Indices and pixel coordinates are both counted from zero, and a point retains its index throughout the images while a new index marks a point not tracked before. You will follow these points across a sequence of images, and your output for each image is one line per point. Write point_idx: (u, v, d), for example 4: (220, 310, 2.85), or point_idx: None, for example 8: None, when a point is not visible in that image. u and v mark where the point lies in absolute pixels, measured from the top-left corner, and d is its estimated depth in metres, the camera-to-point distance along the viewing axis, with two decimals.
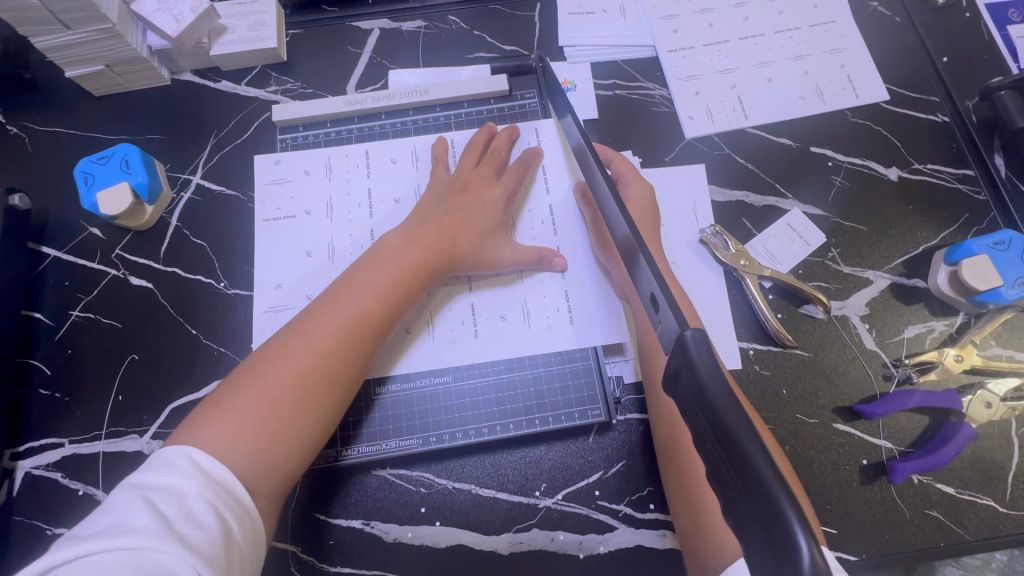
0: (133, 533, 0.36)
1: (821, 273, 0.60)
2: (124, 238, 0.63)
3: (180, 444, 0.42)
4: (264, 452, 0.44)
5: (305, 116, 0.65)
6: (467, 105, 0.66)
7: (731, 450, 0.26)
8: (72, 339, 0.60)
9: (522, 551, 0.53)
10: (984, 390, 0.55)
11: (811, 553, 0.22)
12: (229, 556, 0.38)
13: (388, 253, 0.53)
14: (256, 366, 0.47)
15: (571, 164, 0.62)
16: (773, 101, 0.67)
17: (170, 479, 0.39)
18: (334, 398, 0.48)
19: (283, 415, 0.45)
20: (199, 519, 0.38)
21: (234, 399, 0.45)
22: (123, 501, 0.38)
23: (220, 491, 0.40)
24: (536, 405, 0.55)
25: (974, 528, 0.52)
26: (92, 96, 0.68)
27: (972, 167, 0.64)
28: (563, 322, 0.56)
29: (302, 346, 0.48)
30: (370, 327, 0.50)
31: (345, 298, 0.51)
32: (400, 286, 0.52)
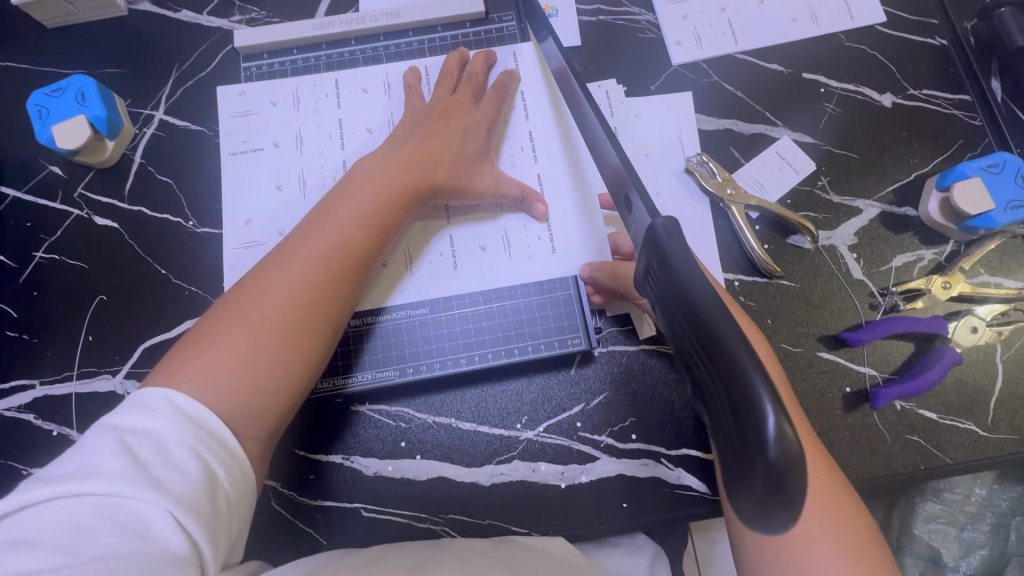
0: (107, 478, 0.33)
1: (810, 203, 0.59)
2: (86, 177, 0.60)
3: (157, 386, 0.39)
4: (248, 386, 0.41)
5: (270, 43, 0.61)
6: (442, 30, 0.62)
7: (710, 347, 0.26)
8: (37, 281, 0.58)
9: (504, 482, 0.52)
10: (970, 315, 0.54)
11: (779, 435, 0.24)
12: (215, 504, 0.36)
13: (368, 182, 0.51)
14: (232, 300, 0.45)
15: (551, 92, 0.59)
16: (764, 25, 0.63)
17: (148, 423, 0.36)
18: (323, 328, 0.46)
19: (265, 347, 0.43)
20: (180, 465, 0.35)
21: (214, 336, 0.42)
22: (98, 443, 0.35)
23: (204, 436, 0.37)
24: (526, 340, 0.54)
25: (955, 452, 0.52)
26: (44, 28, 0.64)
27: (969, 92, 0.62)
28: (543, 248, 0.55)
29: (282, 277, 0.45)
30: (354, 257, 0.48)
31: (323, 227, 0.48)
32: (379, 214, 0.50)
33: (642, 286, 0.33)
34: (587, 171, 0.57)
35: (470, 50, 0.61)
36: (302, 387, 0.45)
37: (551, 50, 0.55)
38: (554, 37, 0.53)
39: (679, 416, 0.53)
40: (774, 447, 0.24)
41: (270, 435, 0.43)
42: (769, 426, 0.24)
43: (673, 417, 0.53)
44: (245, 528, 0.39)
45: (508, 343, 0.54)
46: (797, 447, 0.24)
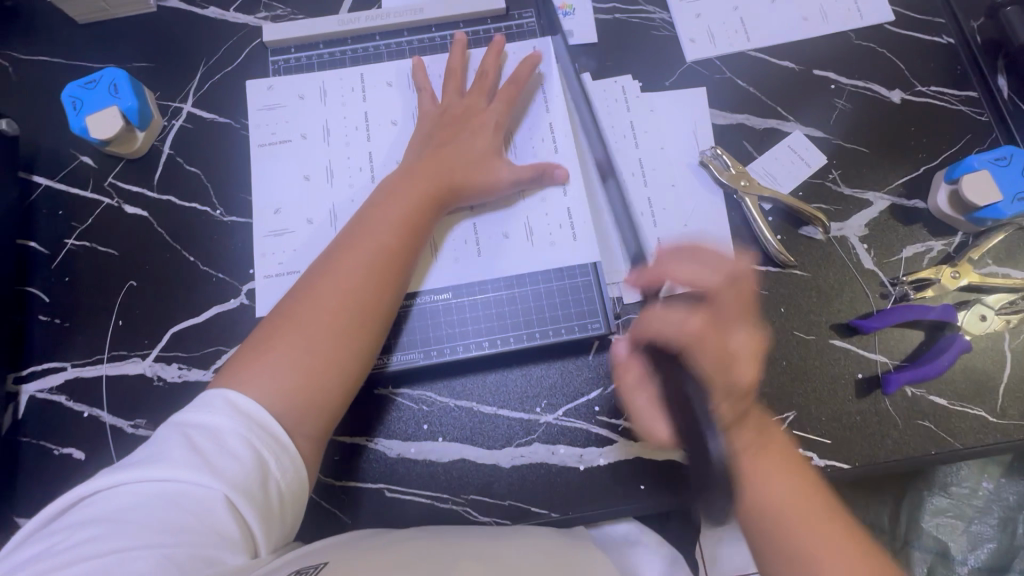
0: (172, 465, 0.37)
1: (821, 195, 0.60)
2: (116, 167, 0.62)
3: (218, 387, 0.42)
4: (310, 387, 0.44)
5: (296, 38, 0.63)
6: (463, 26, 0.64)
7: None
8: (68, 266, 0.59)
9: (524, 464, 0.54)
10: (980, 304, 0.55)
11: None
12: (265, 491, 0.39)
13: (403, 187, 0.53)
14: (287, 308, 0.47)
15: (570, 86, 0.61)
16: (776, 24, 0.65)
17: (206, 417, 0.40)
18: (372, 328, 0.48)
19: (322, 351, 0.45)
20: (233, 453, 0.39)
21: (272, 342, 0.45)
22: (164, 434, 0.39)
23: (255, 428, 0.41)
24: (547, 327, 0.56)
25: (966, 437, 0.54)
26: (77, 23, 0.66)
27: (976, 88, 0.63)
28: (566, 236, 0.57)
29: (331, 282, 0.47)
30: (394, 259, 0.50)
31: (364, 231, 0.50)
32: (413, 217, 0.51)
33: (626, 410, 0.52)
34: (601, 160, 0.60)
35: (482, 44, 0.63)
36: (356, 383, 0.47)
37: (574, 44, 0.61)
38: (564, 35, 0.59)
39: None
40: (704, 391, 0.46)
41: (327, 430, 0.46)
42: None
43: None
44: (296, 511, 0.42)
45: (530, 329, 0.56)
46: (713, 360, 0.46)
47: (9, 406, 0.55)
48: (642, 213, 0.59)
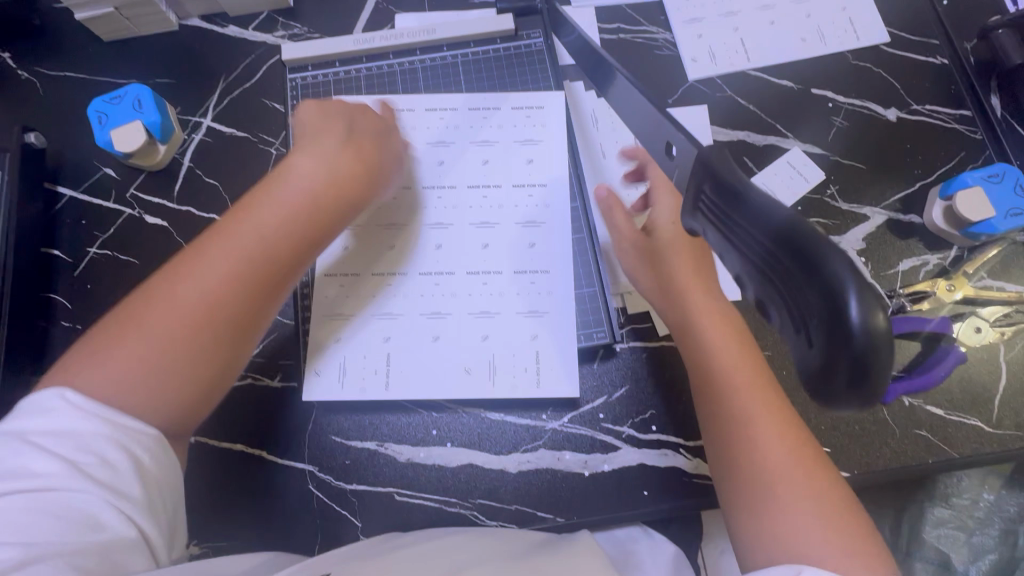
0: (42, 476, 0.36)
1: (820, 210, 0.62)
2: (137, 179, 0.64)
3: (59, 386, 0.40)
4: (160, 383, 0.41)
5: (313, 56, 0.66)
6: (474, 46, 0.67)
7: (801, 247, 0.25)
8: (90, 274, 0.62)
9: (530, 469, 0.55)
10: (975, 316, 0.57)
11: (865, 317, 0.23)
12: (146, 488, 0.39)
13: (296, 179, 0.49)
14: (148, 293, 0.44)
15: (577, 111, 0.66)
16: (775, 44, 0.67)
17: (60, 423, 0.38)
18: (241, 337, 0.45)
19: (174, 346, 0.42)
20: (106, 458, 0.38)
21: (126, 330, 0.42)
22: (9, 449, 0.37)
23: (122, 427, 0.39)
24: (508, 339, 0.57)
25: (963, 446, 0.55)
26: (102, 41, 0.69)
27: (969, 107, 0.66)
28: (523, 246, 0.59)
29: (191, 282, 0.43)
30: (272, 263, 0.46)
31: (240, 227, 0.46)
32: (304, 211, 0.48)
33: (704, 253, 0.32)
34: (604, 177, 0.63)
35: (502, 74, 0.66)
36: (218, 377, 0.44)
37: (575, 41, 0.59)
38: (577, 42, 0.58)
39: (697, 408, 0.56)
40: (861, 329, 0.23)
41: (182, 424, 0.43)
42: (852, 313, 0.23)
43: (692, 408, 0.56)
44: (180, 497, 0.43)
45: (483, 336, 0.57)
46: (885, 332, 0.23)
47: None
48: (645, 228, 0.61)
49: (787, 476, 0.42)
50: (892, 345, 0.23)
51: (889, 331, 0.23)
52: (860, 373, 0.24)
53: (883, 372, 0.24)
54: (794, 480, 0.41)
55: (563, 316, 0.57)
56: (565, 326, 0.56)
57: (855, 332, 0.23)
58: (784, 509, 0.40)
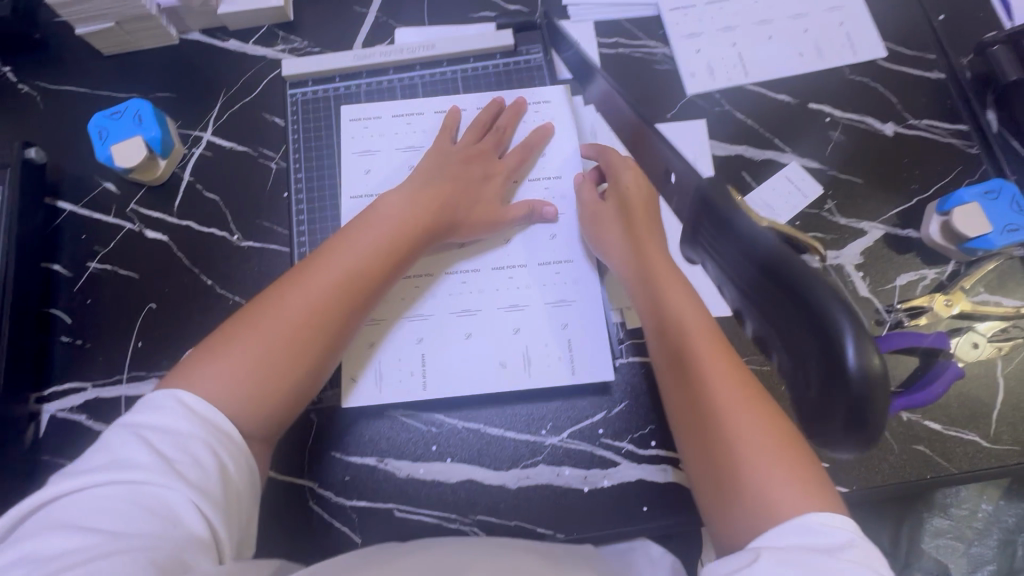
0: (137, 467, 0.38)
1: (817, 224, 0.62)
2: (138, 193, 0.64)
3: (173, 389, 0.44)
4: (263, 392, 0.46)
5: (313, 72, 0.66)
6: (474, 62, 0.67)
7: (786, 274, 0.23)
8: (91, 289, 0.62)
9: (530, 485, 0.55)
10: (971, 331, 0.57)
11: (861, 356, 0.20)
12: (226, 490, 0.41)
13: (389, 212, 0.54)
14: (256, 310, 0.48)
15: (577, 119, 0.66)
16: (772, 59, 0.68)
17: (165, 421, 0.41)
18: (330, 354, 0.50)
19: (279, 359, 0.46)
20: (197, 457, 0.40)
21: (236, 343, 0.46)
22: (120, 441, 0.40)
23: (214, 432, 0.42)
24: (538, 331, 0.58)
25: (961, 462, 0.55)
26: (102, 55, 0.69)
27: (966, 121, 0.66)
28: (544, 237, 0.61)
29: (299, 295, 0.49)
30: (366, 281, 0.51)
31: (342, 249, 0.52)
32: (398, 244, 0.53)
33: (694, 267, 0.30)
34: None
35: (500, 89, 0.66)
36: (307, 390, 0.49)
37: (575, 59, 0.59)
38: (577, 55, 0.58)
39: None
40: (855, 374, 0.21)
41: (268, 434, 0.47)
42: (847, 350, 0.21)
43: None
44: (248, 515, 0.44)
45: (514, 328, 0.58)
46: (883, 378, 0.21)
47: (30, 426, 0.57)
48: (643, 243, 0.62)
49: (755, 449, 0.39)
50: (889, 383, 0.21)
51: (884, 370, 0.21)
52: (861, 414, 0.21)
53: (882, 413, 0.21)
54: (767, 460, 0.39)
55: (589, 306, 0.58)
56: (593, 314, 0.58)
57: (850, 371, 0.21)
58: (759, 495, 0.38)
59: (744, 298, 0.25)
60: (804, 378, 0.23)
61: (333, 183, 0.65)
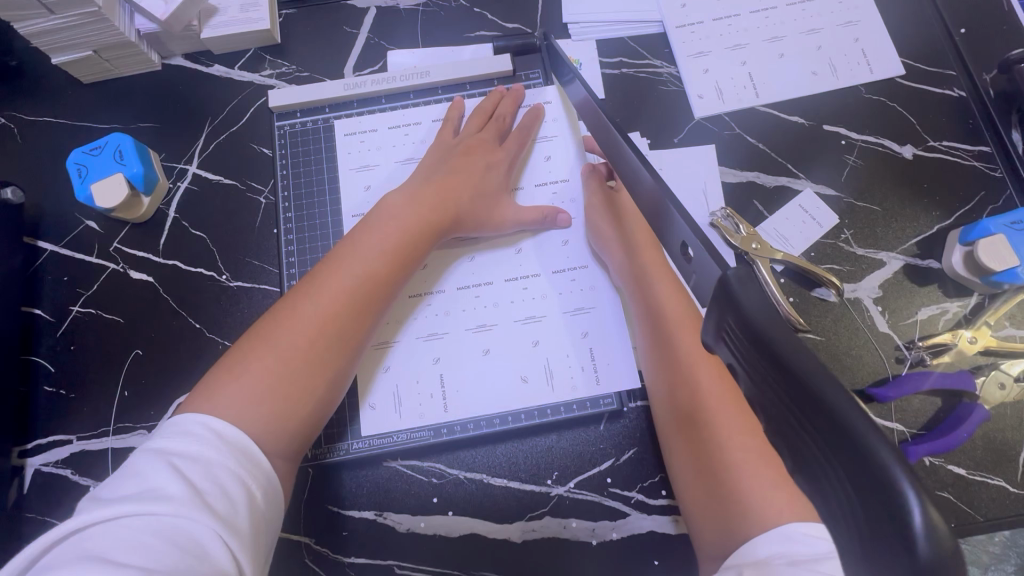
0: (166, 498, 0.35)
1: (833, 255, 0.60)
2: (122, 231, 0.62)
3: (192, 414, 0.40)
4: (282, 416, 0.43)
5: (302, 102, 0.63)
6: (470, 88, 0.64)
7: (830, 407, 0.20)
8: (74, 335, 0.59)
9: (536, 538, 0.53)
10: (998, 370, 0.54)
11: (928, 527, 0.17)
12: (255, 527, 0.37)
13: (394, 211, 0.51)
14: (263, 330, 0.46)
15: (574, 132, 0.61)
16: (784, 78, 0.65)
17: (194, 448, 0.38)
18: (348, 364, 0.47)
19: (296, 379, 0.44)
20: (227, 489, 0.37)
21: (245, 366, 0.43)
22: (148, 467, 0.36)
23: (246, 462, 0.39)
24: (558, 340, 0.56)
25: (986, 508, 0.53)
26: (82, 84, 0.66)
27: (988, 143, 0.63)
28: (556, 243, 0.58)
29: (312, 307, 0.46)
30: (382, 286, 0.49)
31: (350, 257, 0.49)
32: (406, 245, 0.50)
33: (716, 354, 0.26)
34: None
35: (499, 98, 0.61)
36: (326, 406, 0.46)
37: (575, 88, 0.55)
38: (576, 74, 0.54)
39: None
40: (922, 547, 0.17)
41: (291, 461, 0.44)
42: (914, 518, 0.17)
43: None
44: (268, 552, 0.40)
45: (533, 341, 0.56)
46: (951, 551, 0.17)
47: (13, 482, 0.54)
48: None
49: (753, 474, 0.41)
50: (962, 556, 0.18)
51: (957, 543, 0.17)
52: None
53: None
54: (757, 468, 0.41)
55: (609, 313, 0.56)
56: (614, 323, 0.56)
57: (918, 551, 0.17)
58: (753, 506, 0.39)
59: (775, 416, 0.22)
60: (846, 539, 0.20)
61: (324, 218, 0.61)
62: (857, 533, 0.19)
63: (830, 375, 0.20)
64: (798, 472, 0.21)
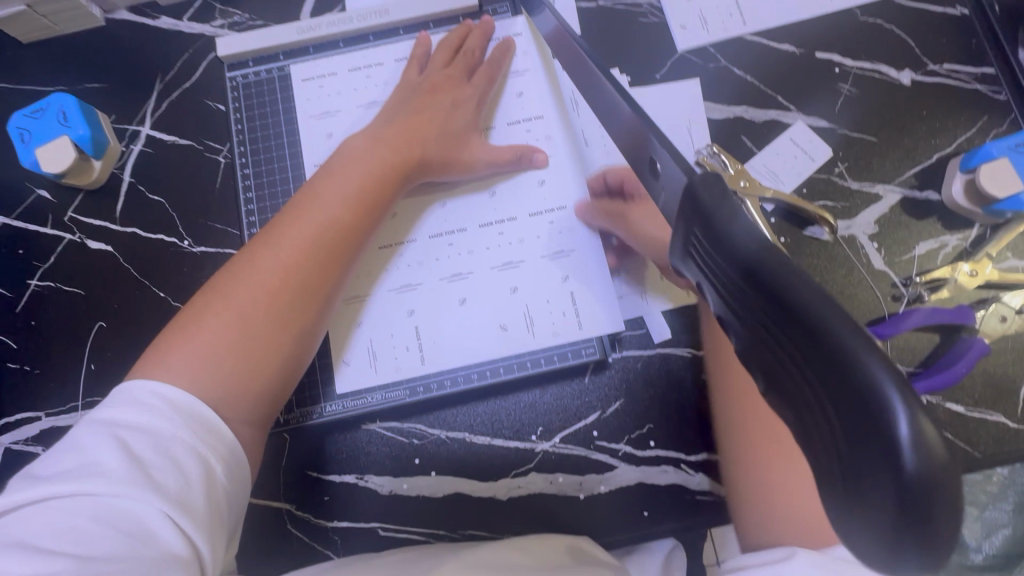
0: (105, 476, 0.32)
1: (827, 191, 0.56)
2: (75, 200, 0.58)
3: (144, 380, 0.38)
4: (246, 375, 0.40)
5: (254, 50, 0.59)
6: (434, 27, 0.59)
7: (808, 320, 0.17)
8: (35, 310, 0.56)
9: (521, 495, 0.51)
10: (999, 303, 0.51)
11: (917, 439, 0.15)
12: (212, 502, 0.35)
13: (356, 157, 0.48)
14: (222, 286, 0.43)
15: (547, 68, 0.57)
16: (773, 3, 0.60)
17: (144, 418, 0.35)
18: (315, 317, 0.45)
19: (257, 335, 0.41)
20: (177, 463, 0.34)
21: (203, 324, 0.41)
22: (91, 441, 0.34)
23: (202, 433, 0.37)
24: (537, 285, 0.53)
25: (985, 444, 0.51)
26: (21, 44, 0.61)
27: (993, 64, 0.59)
28: (532, 183, 0.55)
29: (271, 259, 0.43)
30: (345, 238, 0.46)
31: (311, 206, 0.46)
32: (368, 191, 0.47)
33: (685, 271, 0.24)
34: (586, 152, 0.56)
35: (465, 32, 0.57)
36: (295, 364, 0.44)
37: (547, 20, 0.51)
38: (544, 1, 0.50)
39: (699, 422, 0.52)
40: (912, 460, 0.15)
41: (262, 422, 0.42)
42: (901, 434, 0.15)
43: (692, 421, 0.52)
44: (236, 523, 0.39)
45: (511, 288, 0.53)
46: (940, 460, 0.15)
47: None
48: None
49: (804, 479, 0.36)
50: (955, 470, 0.16)
51: (950, 456, 0.15)
52: (920, 525, 0.16)
53: (948, 515, 0.16)
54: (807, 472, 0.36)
55: (590, 257, 0.53)
56: (596, 265, 0.53)
57: (904, 467, 0.15)
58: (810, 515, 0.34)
59: (752, 336, 0.20)
60: (822, 460, 0.18)
61: (285, 174, 0.58)
62: (841, 463, 0.17)
63: (814, 285, 0.18)
64: (772, 393, 0.20)
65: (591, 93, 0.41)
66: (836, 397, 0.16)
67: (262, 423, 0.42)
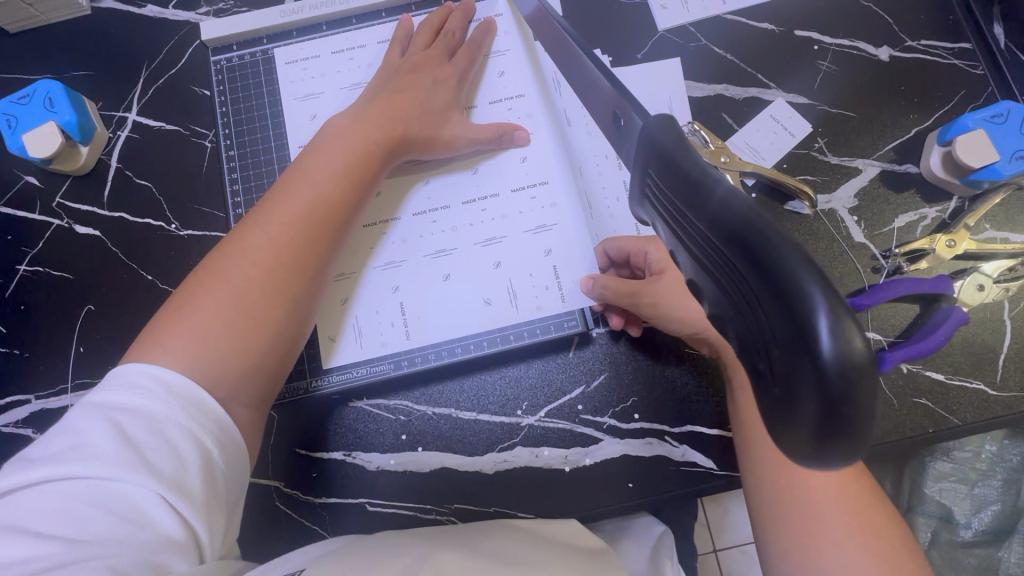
0: (97, 460, 0.32)
1: (807, 165, 0.57)
2: (62, 186, 0.59)
3: (139, 361, 0.38)
4: (242, 349, 0.41)
5: (237, 34, 0.60)
6: (417, 10, 0.60)
7: (750, 243, 0.18)
8: (24, 295, 0.57)
9: (507, 469, 0.52)
10: (976, 273, 0.52)
11: (836, 332, 0.16)
12: (208, 486, 0.35)
13: (341, 135, 0.48)
14: (213, 263, 0.43)
15: (527, 47, 0.58)
16: None
17: (139, 401, 0.35)
18: (308, 292, 0.45)
19: (252, 310, 0.42)
20: (172, 446, 0.34)
21: (197, 300, 0.41)
22: (86, 424, 0.34)
23: (197, 415, 0.36)
24: (520, 261, 0.54)
25: (965, 412, 0.51)
26: (9, 33, 0.62)
27: (969, 39, 0.59)
28: (514, 160, 0.55)
29: (260, 236, 0.44)
30: (332, 214, 0.46)
31: (298, 182, 0.46)
32: (355, 168, 0.48)
33: (647, 213, 0.24)
34: (567, 129, 0.56)
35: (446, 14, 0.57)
36: (292, 340, 0.44)
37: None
38: None
39: (682, 394, 0.52)
40: (831, 364, 0.16)
41: (260, 401, 0.42)
42: (821, 338, 0.16)
43: (674, 393, 0.52)
44: (237, 503, 0.39)
45: (495, 262, 0.54)
46: (863, 358, 0.16)
47: None
48: (618, 199, 0.55)
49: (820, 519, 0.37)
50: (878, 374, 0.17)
51: (872, 357, 0.16)
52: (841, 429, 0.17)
53: (868, 415, 0.17)
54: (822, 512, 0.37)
55: (572, 231, 0.54)
56: (577, 239, 0.54)
57: (824, 357, 0.16)
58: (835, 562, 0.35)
59: (712, 271, 0.20)
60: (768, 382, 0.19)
61: (270, 157, 0.59)
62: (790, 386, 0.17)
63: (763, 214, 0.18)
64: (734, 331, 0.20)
65: (562, 62, 0.42)
66: (779, 318, 0.17)
67: (259, 404, 0.42)
